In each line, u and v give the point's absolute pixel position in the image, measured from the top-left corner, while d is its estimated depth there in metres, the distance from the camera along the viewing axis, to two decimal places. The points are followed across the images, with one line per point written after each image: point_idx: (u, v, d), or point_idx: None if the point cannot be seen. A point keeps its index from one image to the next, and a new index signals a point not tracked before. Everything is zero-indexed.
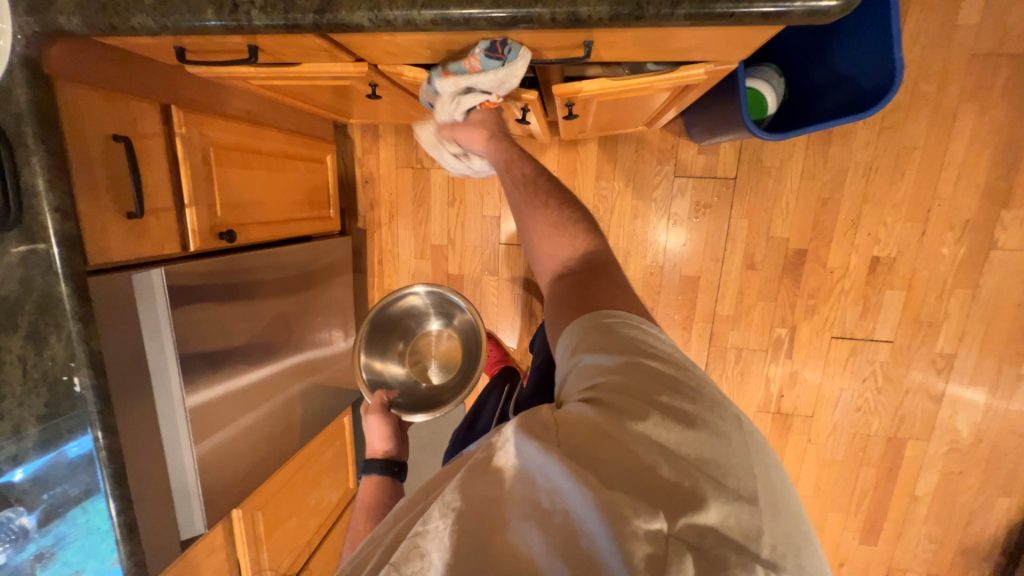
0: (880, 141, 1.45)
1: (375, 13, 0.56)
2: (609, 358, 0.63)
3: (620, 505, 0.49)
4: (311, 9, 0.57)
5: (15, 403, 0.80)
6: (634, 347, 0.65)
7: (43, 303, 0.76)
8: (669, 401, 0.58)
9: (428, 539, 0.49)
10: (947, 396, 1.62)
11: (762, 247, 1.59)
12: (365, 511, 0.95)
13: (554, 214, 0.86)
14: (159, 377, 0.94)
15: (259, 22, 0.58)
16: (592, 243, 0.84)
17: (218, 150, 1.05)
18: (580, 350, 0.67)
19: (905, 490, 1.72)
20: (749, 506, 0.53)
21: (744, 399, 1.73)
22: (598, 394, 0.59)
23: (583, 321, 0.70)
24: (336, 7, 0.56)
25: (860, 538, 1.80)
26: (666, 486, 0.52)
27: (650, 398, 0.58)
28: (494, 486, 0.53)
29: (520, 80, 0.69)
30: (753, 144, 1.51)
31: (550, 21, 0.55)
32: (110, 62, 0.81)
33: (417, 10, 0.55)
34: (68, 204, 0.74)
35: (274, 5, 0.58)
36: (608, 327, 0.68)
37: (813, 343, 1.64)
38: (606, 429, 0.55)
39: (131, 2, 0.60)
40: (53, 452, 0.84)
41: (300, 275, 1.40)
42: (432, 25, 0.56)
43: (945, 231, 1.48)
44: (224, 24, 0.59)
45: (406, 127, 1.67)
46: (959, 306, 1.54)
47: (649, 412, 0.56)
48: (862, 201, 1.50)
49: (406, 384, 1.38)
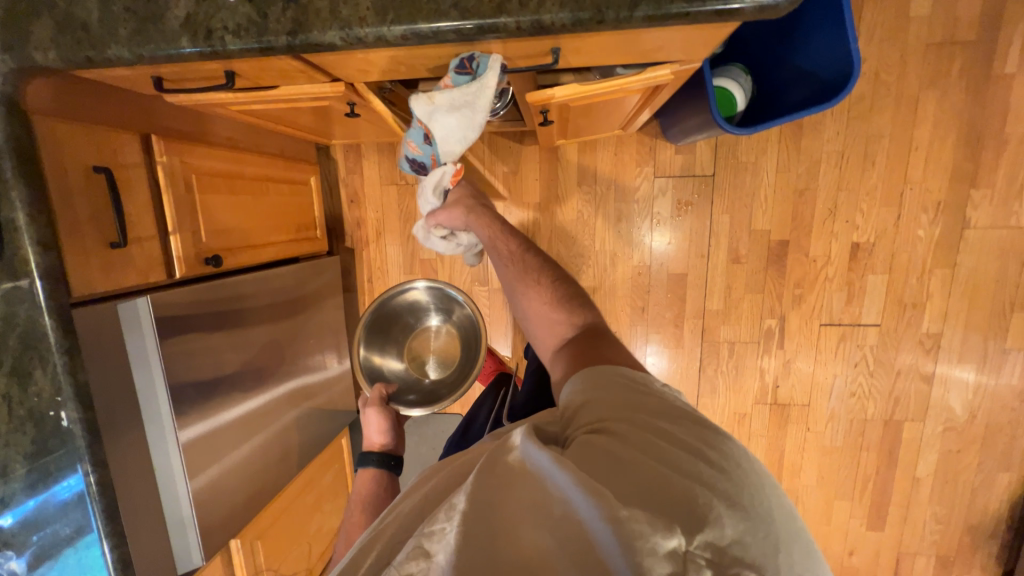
0: (849, 131, 1.50)
1: (347, 31, 0.58)
2: (612, 398, 0.65)
3: (636, 518, 0.48)
4: (284, 32, 0.59)
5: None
6: (636, 392, 0.67)
7: (27, 338, 0.75)
8: (674, 432, 0.59)
9: (435, 541, 0.49)
10: (937, 375, 1.64)
11: (745, 241, 1.62)
12: (361, 503, 1.00)
13: (546, 290, 0.89)
14: (150, 409, 0.93)
15: (232, 46, 0.60)
16: (584, 311, 0.88)
17: (200, 177, 1.06)
18: (586, 390, 0.69)
19: (907, 472, 1.73)
20: (763, 528, 0.52)
21: (740, 393, 1.74)
22: (606, 425, 0.60)
23: (585, 373, 0.72)
24: (309, 28, 0.58)
25: (867, 524, 1.80)
26: (679, 505, 0.50)
27: (655, 430, 0.60)
28: (504, 493, 0.53)
29: (492, 91, 0.68)
30: (727, 142, 1.56)
31: (516, 30, 0.57)
32: (88, 96, 0.82)
33: (387, 26, 0.57)
34: (49, 236, 0.74)
35: (247, 30, 0.59)
36: (615, 376, 0.69)
37: (804, 332, 1.66)
38: (617, 452, 0.56)
39: (107, 34, 0.61)
40: (40, 495, 0.81)
41: (291, 299, 1.40)
42: (403, 40, 0.58)
43: (918, 213, 1.53)
44: (199, 50, 0.61)
45: (388, 145, 1.69)
46: (940, 286, 1.57)
47: (657, 442, 0.57)
48: (838, 190, 1.54)
49: (405, 378, 1.37)
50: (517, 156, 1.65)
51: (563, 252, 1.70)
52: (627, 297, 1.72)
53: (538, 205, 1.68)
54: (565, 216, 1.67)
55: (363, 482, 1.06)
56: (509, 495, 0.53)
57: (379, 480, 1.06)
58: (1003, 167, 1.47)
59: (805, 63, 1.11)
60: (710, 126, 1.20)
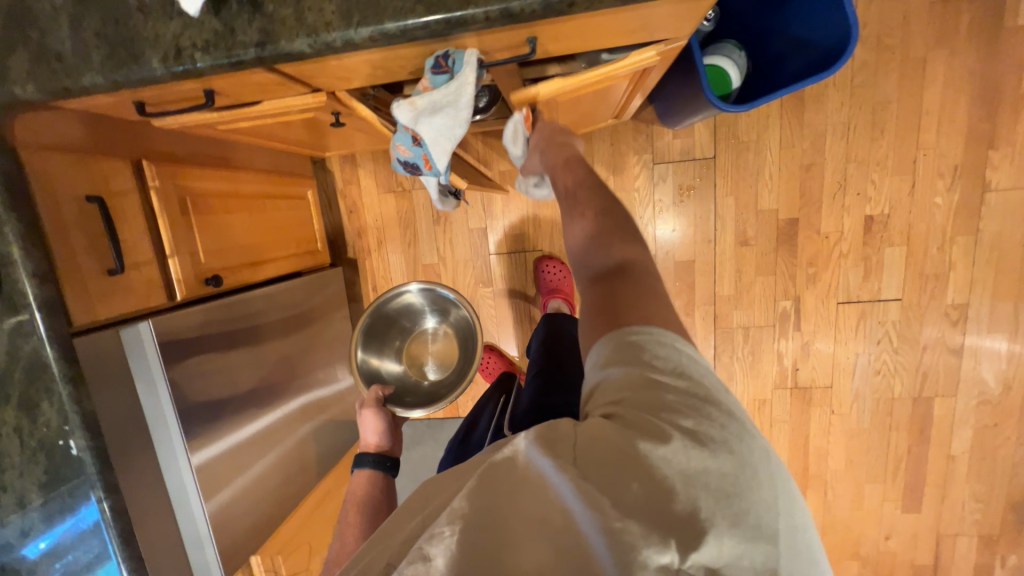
0: (854, 100, 1.44)
1: (314, 38, 0.56)
2: (631, 371, 0.54)
3: (630, 536, 0.44)
4: (252, 44, 0.58)
5: (15, 474, 0.78)
6: (663, 362, 0.55)
7: (32, 370, 0.76)
8: (692, 425, 0.50)
9: (438, 552, 0.46)
10: (967, 348, 1.57)
11: (753, 222, 1.57)
12: (355, 503, 0.97)
13: (595, 223, 0.73)
14: (161, 433, 0.94)
15: (203, 63, 0.59)
16: (637, 247, 0.69)
17: (195, 199, 1.06)
18: (606, 357, 0.57)
19: (941, 450, 1.66)
20: (769, 547, 0.47)
21: (759, 378, 1.69)
22: (615, 411, 0.52)
23: (613, 331, 0.59)
24: (276, 38, 0.57)
25: (902, 507, 1.73)
26: (682, 519, 0.46)
27: (673, 420, 0.50)
28: (503, 495, 0.50)
29: (472, 87, 0.66)
30: (727, 122, 1.51)
31: (485, 21, 0.55)
32: (76, 127, 0.83)
33: (353, 29, 0.56)
34: (45, 268, 0.74)
35: (216, 45, 0.59)
36: (635, 339, 0.56)
37: (821, 312, 1.61)
38: (623, 452, 0.48)
39: (81, 63, 0.61)
40: (58, 525, 0.81)
41: (297, 311, 1.40)
42: (371, 41, 0.57)
43: (935, 180, 1.46)
44: (171, 71, 0.60)
45: (382, 152, 1.69)
46: (963, 254, 1.50)
47: (677, 440, 0.49)
48: (846, 162, 1.48)
49: (403, 379, 1.37)
50: (512, 154, 1.62)
51: (565, 247, 1.68)
52: None
53: (537, 201, 1.66)
54: None
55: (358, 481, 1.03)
56: (511, 495, 0.50)
57: (375, 480, 1.03)
58: None
59: (803, 29, 1.06)
60: (706, 106, 1.16)
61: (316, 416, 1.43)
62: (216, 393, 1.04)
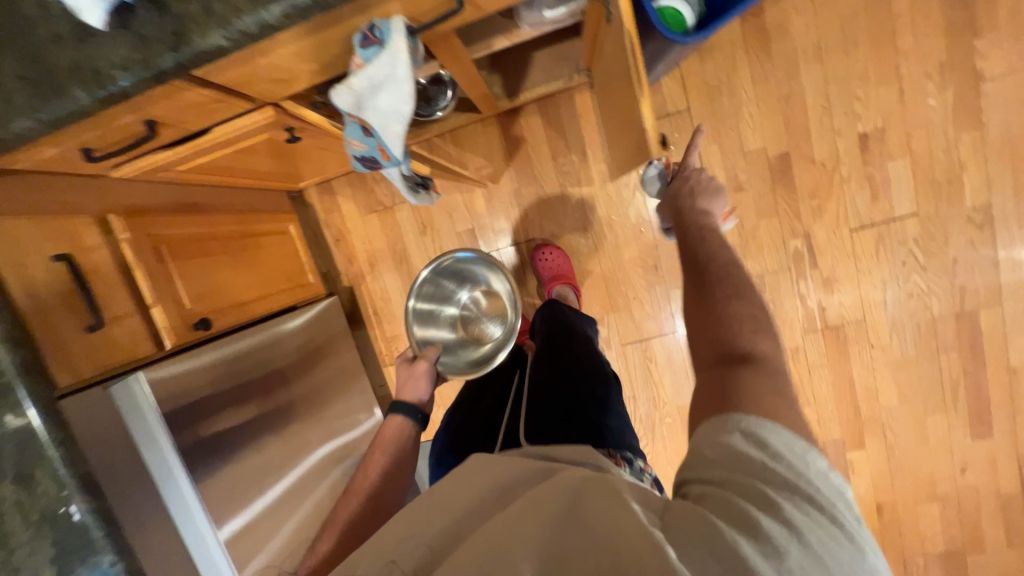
0: (818, 20, 1.39)
1: (227, 28, 0.56)
2: (727, 449, 0.52)
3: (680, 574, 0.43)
4: (167, 49, 0.57)
5: (27, 552, 0.72)
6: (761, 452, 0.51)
7: (22, 440, 0.73)
8: (773, 495, 0.48)
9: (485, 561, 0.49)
10: (1000, 249, 1.47)
11: (743, 165, 1.50)
12: (383, 445, 1.01)
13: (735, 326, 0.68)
14: (172, 491, 0.90)
15: (123, 80, 0.58)
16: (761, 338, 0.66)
17: (171, 247, 1.05)
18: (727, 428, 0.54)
19: (999, 364, 1.54)
20: None
21: (786, 326, 1.60)
22: (700, 486, 0.52)
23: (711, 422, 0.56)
24: (189, 37, 0.56)
25: (971, 434, 1.60)
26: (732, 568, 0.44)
27: (750, 489, 0.49)
28: (554, 502, 0.53)
29: (405, 56, 0.63)
30: (693, 70, 1.47)
31: None
32: (36, 191, 0.82)
33: (264, 9, 0.55)
34: (17, 332, 0.72)
35: (133, 59, 0.58)
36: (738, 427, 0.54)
37: (835, 243, 1.52)
38: (697, 513, 0.48)
39: (6, 110, 0.60)
40: None
41: (309, 359, 1.43)
42: (284, 19, 0.56)
43: (923, 82, 1.39)
44: (94, 96, 0.59)
45: (357, 175, 1.68)
46: (972, 152, 1.42)
47: (753, 514, 0.47)
48: (826, 84, 1.42)
49: (465, 348, 1.19)
50: (485, 150, 1.60)
51: (557, 231, 1.64)
52: (635, 259, 1.63)
53: (519, 191, 1.62)
54: (550, 195, 1.61)
55: (388, 430, 1.03)
56: (565, 519, 0.51)
57: (403, 434, 1.03)
58: (1001, 6, 1.33)
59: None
60: (664, 51, 1.13)
61: (344, 459, 1.46)
62: (226, 440, 1.04)
